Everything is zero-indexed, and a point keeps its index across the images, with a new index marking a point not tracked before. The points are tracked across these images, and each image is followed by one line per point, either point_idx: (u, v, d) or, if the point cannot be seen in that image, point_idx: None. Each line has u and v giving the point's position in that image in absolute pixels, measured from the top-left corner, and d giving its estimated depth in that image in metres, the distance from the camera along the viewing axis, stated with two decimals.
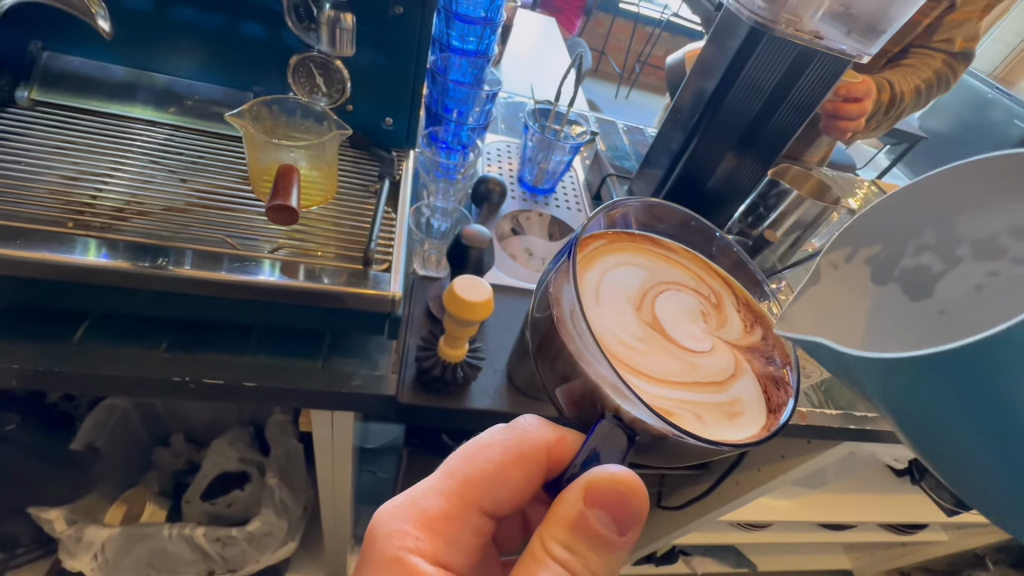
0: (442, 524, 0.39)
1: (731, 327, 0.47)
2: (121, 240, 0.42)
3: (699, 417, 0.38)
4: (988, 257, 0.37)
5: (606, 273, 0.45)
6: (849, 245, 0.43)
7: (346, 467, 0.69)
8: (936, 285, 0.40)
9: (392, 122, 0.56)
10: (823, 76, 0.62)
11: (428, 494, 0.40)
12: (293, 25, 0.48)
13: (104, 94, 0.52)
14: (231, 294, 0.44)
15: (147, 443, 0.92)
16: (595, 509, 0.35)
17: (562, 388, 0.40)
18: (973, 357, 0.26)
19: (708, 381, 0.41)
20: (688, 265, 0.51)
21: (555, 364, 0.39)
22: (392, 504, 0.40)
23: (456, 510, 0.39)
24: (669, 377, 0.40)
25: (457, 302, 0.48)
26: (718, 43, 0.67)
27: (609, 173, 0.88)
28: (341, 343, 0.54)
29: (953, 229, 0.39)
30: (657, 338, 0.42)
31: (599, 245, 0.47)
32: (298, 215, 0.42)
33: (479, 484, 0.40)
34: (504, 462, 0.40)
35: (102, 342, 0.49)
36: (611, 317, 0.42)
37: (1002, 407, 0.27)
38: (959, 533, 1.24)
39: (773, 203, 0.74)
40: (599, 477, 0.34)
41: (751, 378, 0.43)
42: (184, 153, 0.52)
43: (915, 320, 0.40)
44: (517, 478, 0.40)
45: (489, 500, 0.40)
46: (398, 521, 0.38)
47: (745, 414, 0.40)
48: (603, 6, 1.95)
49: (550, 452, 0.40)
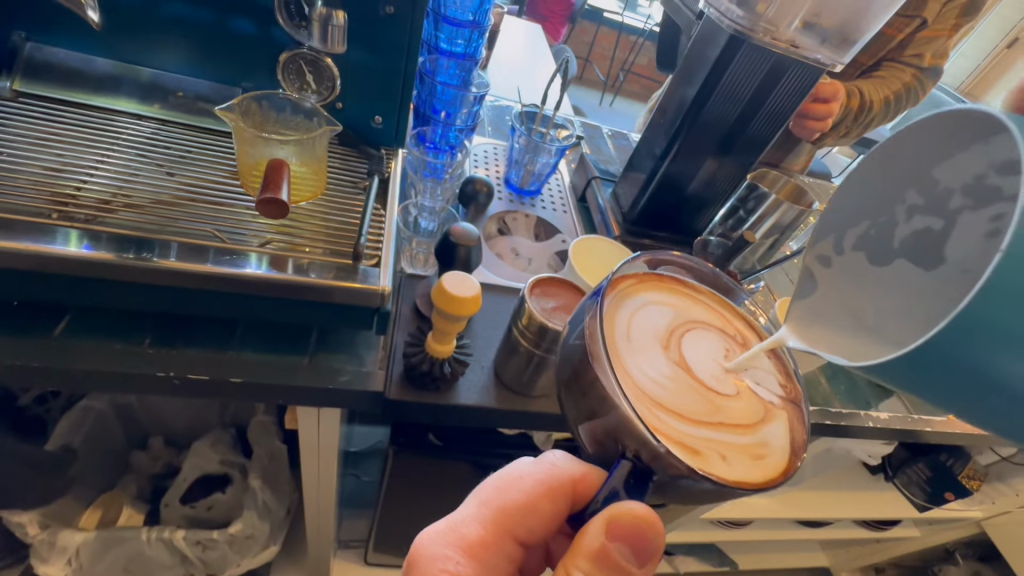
0: (481, 550, 0.38)
1: (757, 369, 0.46)
2: (105, 233, 0.42)
3: (723, 458, 0.37)
4: (984, 204, 0.32)
5: (636, 311, 0.45)
6: (832, 234, 0.44)
7: (332, 469, 0.68)
8: (947, 247, 0.35)
9: (381, 120, 0.56)
10: (795, 88, 0.66)
11: (466, 521, 0.40)
12: (283, 22, 0.48)
13: (88, 87, 0.51)
14: (218, 286, 0.44)
15: (125, 445, 0.91)
16: (617, 542, 0.35)
17: (586, 426, 0.38)
18: (941, 349, 0.27)
19: (734, 422, 0.40)
20: (714, 307, 0.49)
21: (582, 401, 0.37)
22: (432, 530, 0.39)
23: (492, 538, 0.39)
24: (694, 416, 0.39)
25: (444, 296, 0.49)
26: (698, 52, 0.69)
27: (594, 176, 0.90)
28: (328, 339, 0.54)
29: (936, 182, 0.36)
30: (683, 375, 0.42)
31: (630, 282, 0.47)
32: (288, 208, 0.42)
33: (513, 513, 0.40)
34: (536, 493, 0.40)
35: (82, 337, 0.48)
36: (640, 354, 0.42)
37: (1002, 388, 0.27)
38: (930, 529, 1.28)
39: (751, 207, 0.75)
40: (620, 512, 0.35)
41: (780, 424, 0.42)
42: (172, 147, 0.51)
43: (939, 289, 0.34)
44: (546, 510, 0.40)
45: (523, 529, 0.40)
46: (439, 545, 0.38)
47: (771, 457, 0.39)
48: (588, 15, 2.03)
49: (575, 484, 0.41)
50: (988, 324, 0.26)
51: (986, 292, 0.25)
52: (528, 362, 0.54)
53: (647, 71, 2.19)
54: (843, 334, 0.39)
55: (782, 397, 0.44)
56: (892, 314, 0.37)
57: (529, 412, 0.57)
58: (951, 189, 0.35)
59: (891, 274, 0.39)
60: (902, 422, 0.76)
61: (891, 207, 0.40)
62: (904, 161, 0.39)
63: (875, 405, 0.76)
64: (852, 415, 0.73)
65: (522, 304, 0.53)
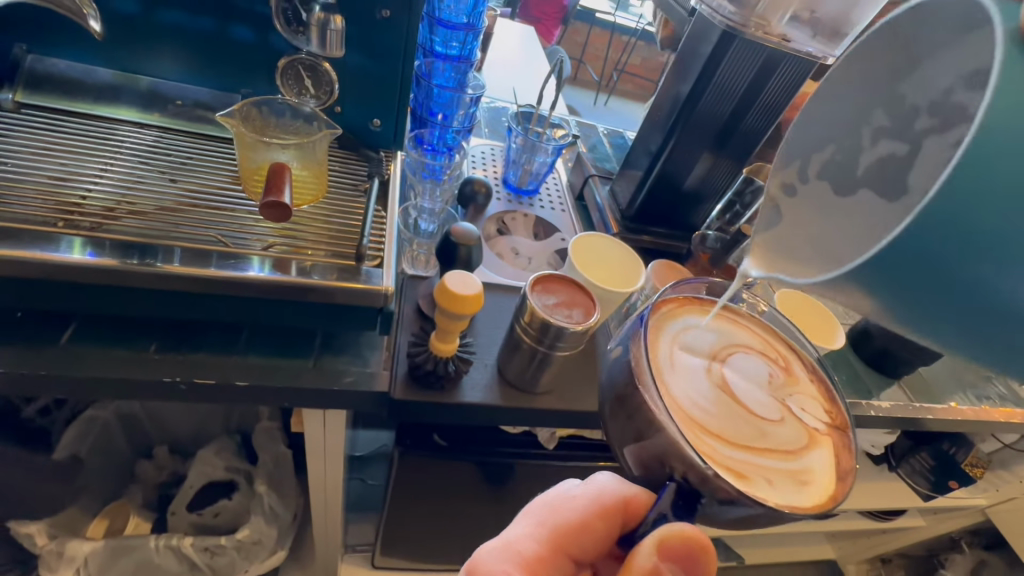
0: (538, 566, 0.38)
1: (801, 395, 0.44)
2: (108, 240, 0.43)
3: (769, 483, 0.36)
4: (952, 126, 0.30)
5: (678, 337, 0.44)
6: (798, 160, 0.43)
7: (339, 472, 0.69)
8: (908, 176, 0.32)
9: (380, 123, 0.57)
10: (787, 82, 0.67)
11: (521, 539, 0.39)
12: (281, 28, 0.49)
13: (89, 97, 0.51)
14: (221, 290, 0.44)
15: (131, 454, 0.91)
16: (668, 563, 0.35)
17: (632, 449, 0.38)
18: (908, 249, 0.26)
19: (780, 447, 0.39)
20: (756, 331, 0.48)
21: (629, 424, 0.37)
22: (487, 546, 0.38)
23: (548, 556, 0.39)
24: (739, 438, 0.38)
25: (446, 294, 0.49)
26: (691, 48, 0.70)
27: (591, 174, 0.91)
28: (333, 341, 0.55)
29: (903, 99, 0.35)
30: (728, 397, 0.41)
31: (671, 306, 0.46)
32: (291, 211, 0.42)
33: (567, 531, 0.40)
34: (589, 512, 0.41)
35: (89, 344, 0.48)
36: (683, 378, 0.41)
37: (977, 289, 0.27)
38: (935, 518, 1.28)
39: (748, 201, 0.75)
40: (670, 534, 0.35)
41: (827, 450, 0.40)
42: (173, 154, 0.52)
43: (890, 214, 0.31)
44: (599, 529, 0.40)
45: (577, 548, 0.40)
46: (497, 561, 0.37)
47: (819, 484, 0.37)
48: (580, 15, 2.05)
49: (626, 503, 0.41)
50: (957, 218, 0.25)
51: (952, 183, 0.24)
52: (531, 359, 0.55)
53: (641, 69, 2.21)
54: (800, 262, 0.37)
55: (828, 424, 0.42)
56: (842, 237, 0.35)
57: (533, 409, 0.58)
58: (918, 108, 0.33)
59: (850, 205, 0.36)
60: (903, 411, 0.77)
61: (857, 132, 0.38)
62: (877, 74, 0.37)
63: (876, 394, 0.78)
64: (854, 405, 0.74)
65: (523, 302, 0.53)
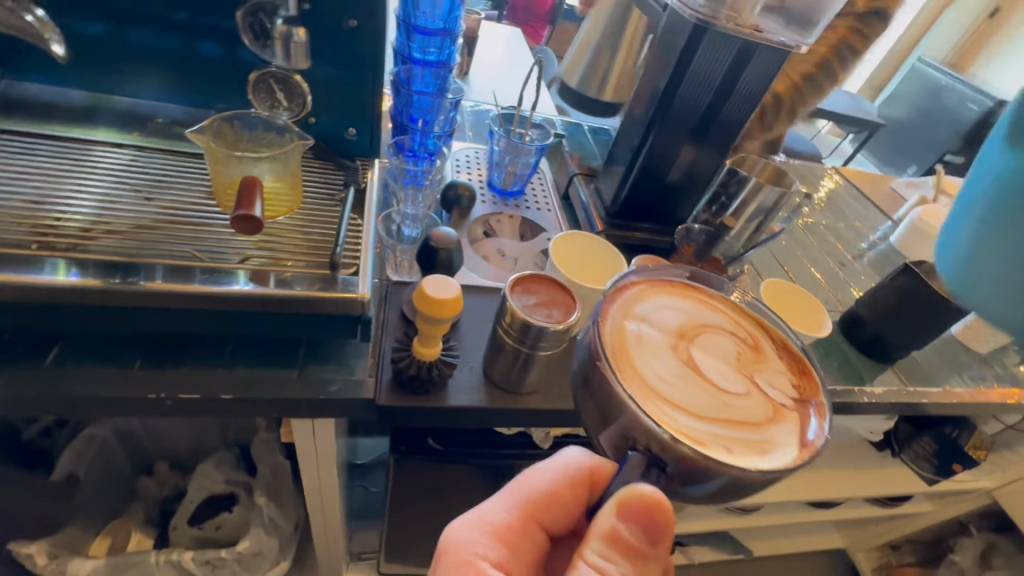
0: (509, 536, 0.41)
1: (771, 371, 0.43)
2: (91, 259, 0.43)
3: (727, 449, 0.36)
4: None
5: (649, 314, 0.45)
6: None
7: (333, 481, 0.69)
8: None
9: (355, 132, 0.57)
10: (763, 70, 0.66)
11: (494, 509, 0.43)
12: (249, 42, 0.48)
13: (63, 120, 0.52)
14: (201, 305, 0.44)
15: (132, 471, 0.92)
16: (627, 522, 0.36)
17: (604, 434, 0.38)
18: None
19: (742, 419, 0.39)
20: (731, 310, 0.48)
21: (595, 405, 0.38)
22: (462, 519, 0.42)
23: (519, 524, 0.42)
24: (702, 410, 0.38)
25: (424, 299, 0.49)
26: (667, 42, 0.69)
27: (576, 173, 0.92)
28: (317, 351, 0.55)
29: None
30: (692, 372, 0.41)
31: (640, 290, 0.46)
32: (262, 224, 0.42)
33: (536, 499, 0.42)
34: (556, 481, 0.42)
35: (74, 364, 0.49)
36: (649, 351, 0.41)
37: None
38: (941, 502, 1.28)
39: (734, 191, 0.76)
40: (630, 496, 0.35)
41: (792, 424, 0.40)
42: (149, 172, 0.52)
43: None
44: (567, 497, 0.42)
45: (548, 517, 0.42)
46: (465, 530, 0.41)
47: (781, 455, 0.37)
48: (567, 15, 2.06)
49: (592, 474, 0.42)
50: None
51: None
52: (515, 359, 0.55)
53: None
54: None
55: (796, 398, 0.42)
56: None
57: (519, 409, 0.58)
58: None
59: None
60: (897, 396, 0.77)
61: None
62: None
63: (868, 380, 0.78)
64: (848, 392, 0.75)
65: (503, 303, 0.53)
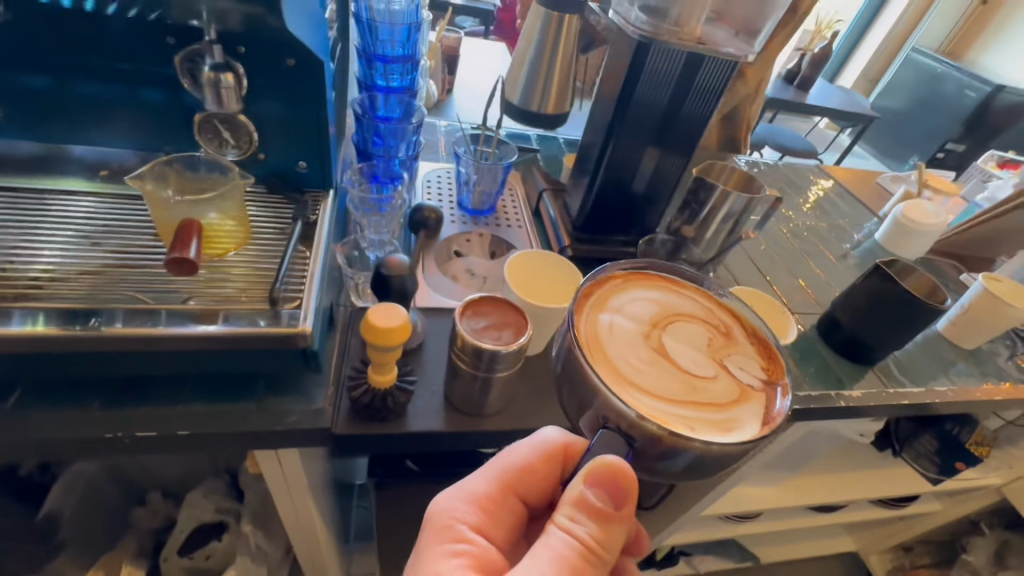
0: (489, 504, 0.45)
1: (741, 355, 0.43)
2: (46, 309, 0.44)
3: (690, 428, 0.36)
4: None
5: (624, 305, 0.45)
6: None
7: (310, 508, 0.70)
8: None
9: (306, 165, 0.58)
10: (710, 81, 0.67)
11: (475, 481, 0.46)
12: (188, 85, 0.50)
13: (19, 172, 0.54)
14: (148, 347, 0.45)
15: (124, 503, 0.93)
16: (593, 489, 0.36)
17: (584, 417, 0.38)
18: None
19: (707, 400, 0.39)
20: (703, 300, 0.48)
21: (571, 392, 0.38)
22: (447, 491, 0.46)
23: (498, 495, 0.45)
24: (668, 393, 0.38)
25: (370, 329, 0.50)
26: (615, 57, 0.71)
27: (545, 189, 0.91)
28: (276, 383, 0.55)
29: None
30: (659, 359, 0.41)
31: (614, 282, 0.47)
32: (199, 264, 0.43)
33: (514, 474, 0.46)
34: (531, 458, 0.46)
35: (35, 407, 0.50)
36: (621, 339, 0.42)
37: None
38: (950, 501, 1.25)
39: (702, 199, 0.76)
40: (593, 465, 0.35)
41: (757, 405, 0.40)
42: (103, 217, 0.53)
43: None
44: (542, 470, 0.45)
45: (524, 488, 0.46)
46: (451, 499, 0.45)
47: (744, 433, 0.37)
48: None
49: (567, 449, 0.45)
50: None
51: None
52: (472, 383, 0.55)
53: None
54: None
55: (764, 380, 0.42)
56: None
57: (481, 429, 0.58)
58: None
59: None
60: (876, 398, 0.75)
61: None
62: None
63: (847, 384, 0.76)
64: (824, 397, 0.73)
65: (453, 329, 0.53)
